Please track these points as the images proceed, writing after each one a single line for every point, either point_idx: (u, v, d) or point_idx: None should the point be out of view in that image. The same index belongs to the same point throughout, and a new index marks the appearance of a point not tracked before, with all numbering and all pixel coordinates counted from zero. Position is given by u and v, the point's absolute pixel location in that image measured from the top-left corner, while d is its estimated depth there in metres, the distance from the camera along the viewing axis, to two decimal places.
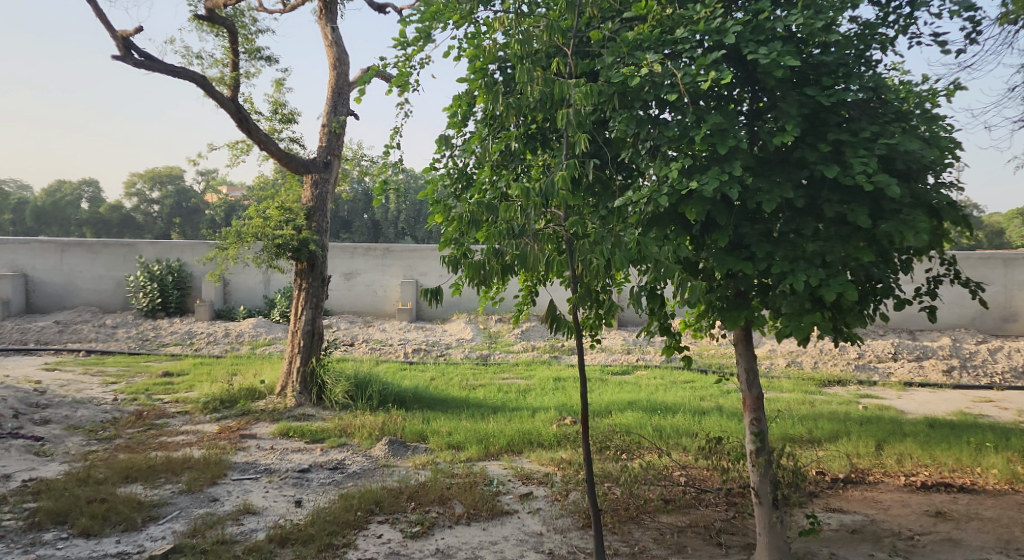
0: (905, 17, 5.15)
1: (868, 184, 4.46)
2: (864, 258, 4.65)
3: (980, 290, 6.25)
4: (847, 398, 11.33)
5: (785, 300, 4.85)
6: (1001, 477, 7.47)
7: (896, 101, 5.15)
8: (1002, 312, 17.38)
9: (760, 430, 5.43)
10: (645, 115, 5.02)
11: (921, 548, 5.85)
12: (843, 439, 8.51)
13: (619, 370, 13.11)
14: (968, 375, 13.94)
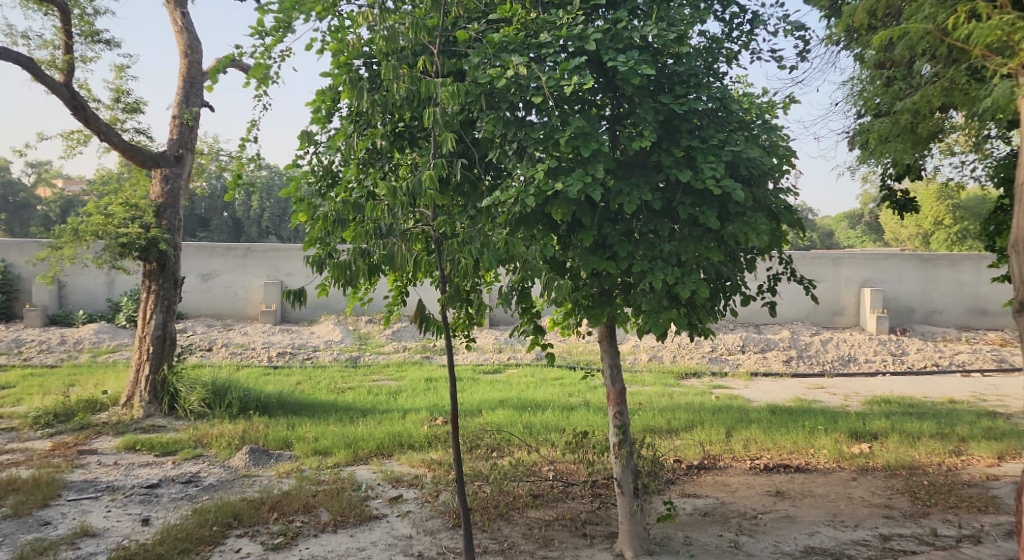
0: (746, 34, 5.54)
1: (716, 188, 4.73)
2: (714, 257, 4.95)
3: (813, 287, 6.80)
4: (701, 389, 12.05)
5: (645, 298, 5.08)
6: (831, 457, 8.19)
7: (740, 111, 5.50)
8: (831, 307, 19.10)
9: (622, 424, 5.63)
10: (512, 116, 5.06)
11: (763, 526, 6.30)
12: (697, 428, 9.02)
13: (490, 369, 13.22)
14: (805, 365, 15.25)
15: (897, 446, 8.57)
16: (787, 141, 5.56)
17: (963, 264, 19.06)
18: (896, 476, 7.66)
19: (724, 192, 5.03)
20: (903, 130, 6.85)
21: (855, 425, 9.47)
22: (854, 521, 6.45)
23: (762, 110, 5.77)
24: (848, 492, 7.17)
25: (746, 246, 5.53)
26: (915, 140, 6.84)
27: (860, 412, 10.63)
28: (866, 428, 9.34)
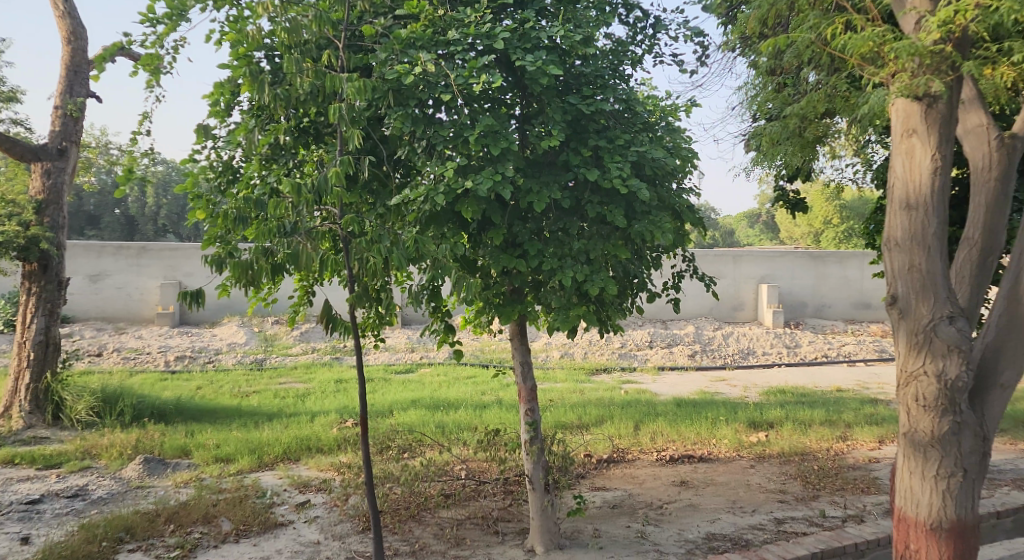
0: (649, 38, 5.68)
1: (623, 187, 4.81)
2: (622, 255, 5.05)
3: (714, 283, 7.02)
4: (611, 385, 12.29)
5: (555, 296, 5.14)
6: (732, 446, 8.51)
7: (644, 113, 5.63)
8: (732, 302, 19.84)
9: (533, 420, 5.67)
10: (421, 114, 5.01)
11: (668, 516, 6.48)
12: (606, 423, 9.20)
13: (401, 369, 13.08)
14: (707, 359, 15.75)
15: (791, 434, 9.00)
16: (688, 143, 5.74)
17: (850, 261, 20.20)
18: (789, 462, 8.03)
19: (631, 192, 5.12)
20: (792, 134, 7.25)
21: (753, 415, 9.87)
22: (752, 506, 6.72)
23: (665, 113, 5.92)
24: (747, 480, 7.47)
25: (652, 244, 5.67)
26: (803, 144, 7.33)
27: (759, 402, 11.11)
28: (764, 417, 9.76)
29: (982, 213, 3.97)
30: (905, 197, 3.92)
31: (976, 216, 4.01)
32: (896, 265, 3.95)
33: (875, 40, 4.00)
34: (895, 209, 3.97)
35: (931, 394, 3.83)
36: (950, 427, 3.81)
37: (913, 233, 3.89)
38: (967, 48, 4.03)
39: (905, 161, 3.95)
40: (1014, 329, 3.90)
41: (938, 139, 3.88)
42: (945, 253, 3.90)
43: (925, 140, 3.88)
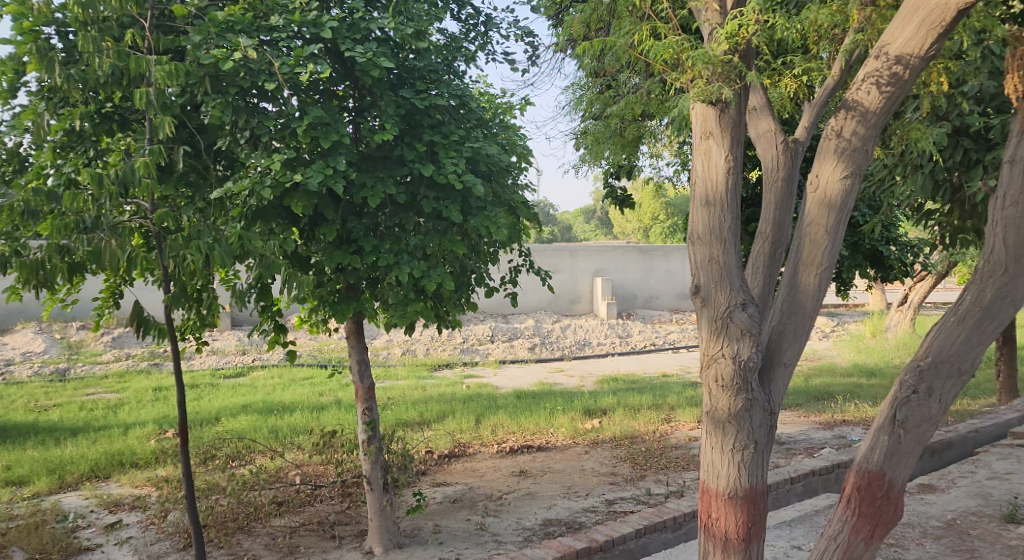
0: (482, 35, 5.75)
1: (458, 182, 4.83)
2: (459, 251, 5.06)
3: (550, 277, 7.15)
4: (453, 380, 12.36)
5: (391, 292, 5.10)
6: (568, 434, 8.82)
7: (479, 109, 5.67)
8: (569, 295, 20.54)
9: (372, 419, 5.55)
10: (244, 102, 4.75)
11: (507, 505, 6.61)
12: (448, 418, 9.24)
13: (231, 373, 12.45)
14: (546, 351, 16.21)
15: (622, 419, 9.46)
16: (524, 140, 5.85)
17: (675, 254, 21.60)
18: (620, 446, 8.45)
19: (466, 187, 5.12)
20: (613, 134, 7.75)
21: (588, 403, 10.28)
22: (586, 490, 7.00)
23: (501, 110, 5.98)
24: (581, 465, 7.78)
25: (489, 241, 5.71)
26: (624, 142, 7.79)
27: (593, 390, 11.59)
28: (597, 405, 10.18)
29: (771, 209, 4.13)
30: (704, 194, 4.04)
31: (766, 212, 4.18)
32: (698, 258, 4.00)
33: (674, 47, 4.28)
34: (696, 206, 4.07)
35: (728, 373, 3.81)
36: (745, 405, 3.79)
37: (711, 227, 4.00)
38: (753, 59, 4.40)
39: (703, 161, 4.10)
40: (794, 311, 3.90)
41: (732, 142, 4.08)
42: (740, 247, 4.01)
43: (720, 142, 4.07)
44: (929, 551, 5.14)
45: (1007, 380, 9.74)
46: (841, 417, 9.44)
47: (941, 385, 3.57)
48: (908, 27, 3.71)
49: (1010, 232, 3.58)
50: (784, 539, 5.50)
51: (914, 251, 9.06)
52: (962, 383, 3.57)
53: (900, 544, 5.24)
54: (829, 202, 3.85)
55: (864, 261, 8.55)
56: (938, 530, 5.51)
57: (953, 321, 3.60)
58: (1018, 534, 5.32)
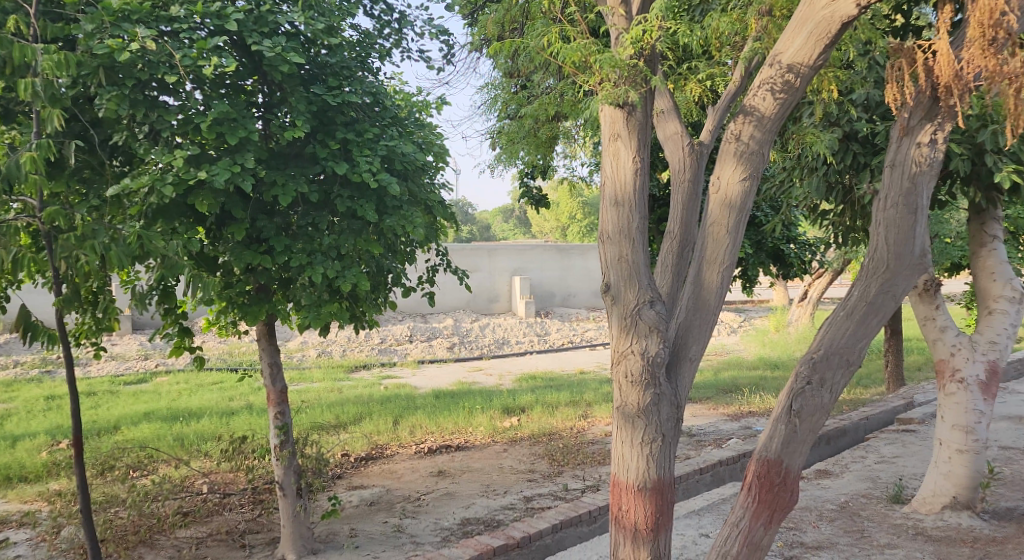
0: (396, 33, 5.67)
1: (373, 181, 4.75)
2: (375, 251, 4.96)
3: (467, 276, 7.10)
4: (370, 381, 12.18)
5: (304, 293, 4.97)
6: (487, 433, 8.83)
7: (393, 107, 5.58)
8: (488, 295, 20.57)
9: (285, 423, 5.41)
10: (143, 96, 4.55)
11: (425, 506, 6.57)
12: (365, 420, 9.11)
13: (133, 379, 11.92)
14: (465, 350, 16.19)
15: (540, 416, 9.53)
16: (440, 139, 5.80)
17: (591, 254, 21.95)
18: (538, 443, 8.53)
19: (381, 186, 5.04)
20: (527, 134, 7.81)
21: (506, 402, 10.32)
22: (503, 488, 7.03)
23: (417, 109, 5.91)
24: (500, 463, 7.81)
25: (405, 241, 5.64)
26: (538, 142, 7.86)
27: (512, 389, 11.65)
28: (516, 403, 10.23)
29: (679, 209, 4.23)
30: (613, 194, 4.11)
31: (674, 212, 4.28)
32: (608, 257, 4.06)
33: (582, 50, 4.33)
34: (605, 206, 4.14)
35: (637, 369, 3.88)
36: (653, 400, 3.87)
37: (620, 227, 4.07)
38: (658, 64, 4.50)
39: (612, 162, 4.18)
40: (698, 308, 4.02)
41: (639, 144, 4.17)
42: (649, 246, 4.09)
43: (628, 143, 4.16)
44: (824, 532, 5.40)
45: (895, 370, 10.34)
46: (748, 409, 9.79)
47: (832, 376, 3.74)
48: (798, 38, 3.90)
49: (890, 231, 3.81)
50: (692, 528, 5.68)
51: (813, 249, 9.50)
52: (851, 373, 3.75)
53: (798, 527, 5.48)
54: (730, 203, 3.98)
55: (767, 259, 8.91)
56: (832, 512, 5.80)
57: (842, 315, 3.78)
58: (904, 514, 5.64)
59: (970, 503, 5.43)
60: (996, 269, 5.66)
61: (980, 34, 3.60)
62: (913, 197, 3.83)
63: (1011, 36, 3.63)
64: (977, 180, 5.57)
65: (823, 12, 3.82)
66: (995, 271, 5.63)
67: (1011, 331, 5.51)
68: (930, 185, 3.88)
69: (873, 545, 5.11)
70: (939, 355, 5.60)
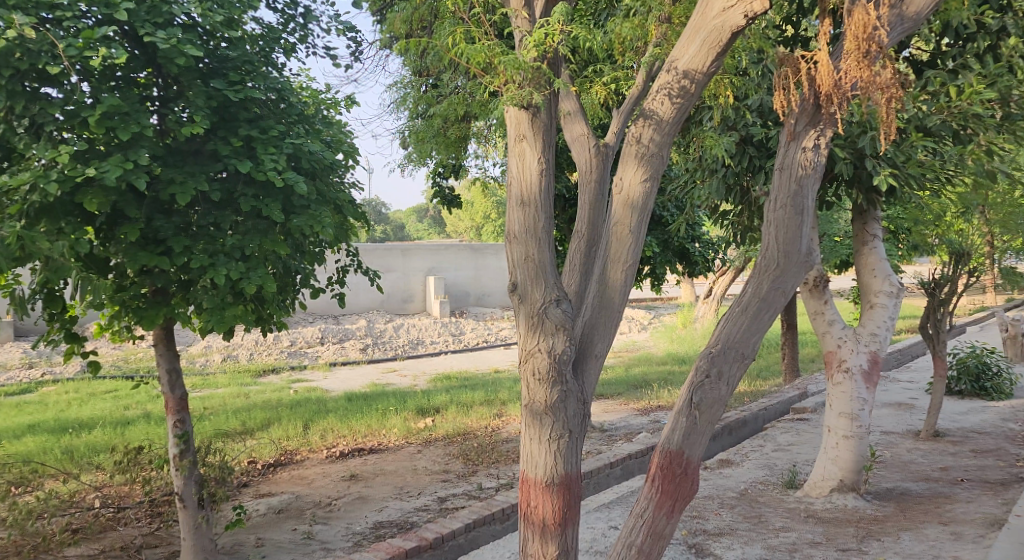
0: (301, 28, 5.57)
1: (279, 180, 4.64)
2: (281, 252, 4.84)
3: (378, 277, 7.01)
4: (279, 385, 11.88)
5: (206, 295, 4.80)
6: (400, 435, 8.75)
7: (299, 104, 5.46)
8: (402, 294, 20.39)
9: (185, 432, 5.21)
10: (24, 87, 4.31)
11: (337, 512, 6.46)
12: (273, 426, 8.90)
13: (16, 390, 11.25)
14: (379, 351, 16.01)
15: (454, 416, 9.53)
16: (349, 137, 5.73)
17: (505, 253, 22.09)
18: (453, 443, 8.53)
19: (288, 185, 4.94)
20: (436, 133, 7.80)
21: (421, 402, 10.27)
22: (418, 490, 7.00)
23: (325, 106, 5.80)
24: (413, 465, 7.77)
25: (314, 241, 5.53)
26: (447, 143, 7.87)
27: (426, 389, 11.59)
28: (430, 404, 10.19)
29: (586, 209, 4.31)
30: (519, 194, 4.16)
31: (581, 211, 4.36)
32: (514, 256, 4.10)
33: (486, 52, 4.36)
34: (512, 206, 4.18)
35: (544, 367, 3.93)
36: (560, 396, 3.93)
37: (527, 226, 4.12)
38: (559, 67, 4.59)
39: (518, 162, 4.23)
40: (603, 306, 4.11)
41: (544, 145, 4.24)
42: (554, 246, 4.16)
43: (533, 144, 4.22)
44: (725, 519, 5.62)
45: (791, 361, 10.85)
46: (656, 403, 10.07)
47: (728, 368, 3.91)
48: (693, 44, 4.06)
49: (780, 231, 4.01)
50: (602, 521, 5.82)
51: (715, 247, 9.85)
52: (745, 366, 3.93)
53: (701, 516, 5.70)
54: (632, 203, 4.10)
55: (673, 257, 9.19)
56: (732, 500, 6.05)
57: (737, 311, 3.95)
58: (797, 498, 5.94)
59: (855, 485, 5.76)
60: (876, 266, 6.04)
61: (856, 47, 3.88)
62: (799, 198, 4.04)
63: (883, 50, 3.92)
64: (859, 183, 5.94)
65: (714, 23, 3.98)
66: (875, 268, 6.01)
67: (890, 323, 5.88)
68: (815, 187, 4.10)
69: (769, 529, 5.36)
70: (828, 347, 5.92)
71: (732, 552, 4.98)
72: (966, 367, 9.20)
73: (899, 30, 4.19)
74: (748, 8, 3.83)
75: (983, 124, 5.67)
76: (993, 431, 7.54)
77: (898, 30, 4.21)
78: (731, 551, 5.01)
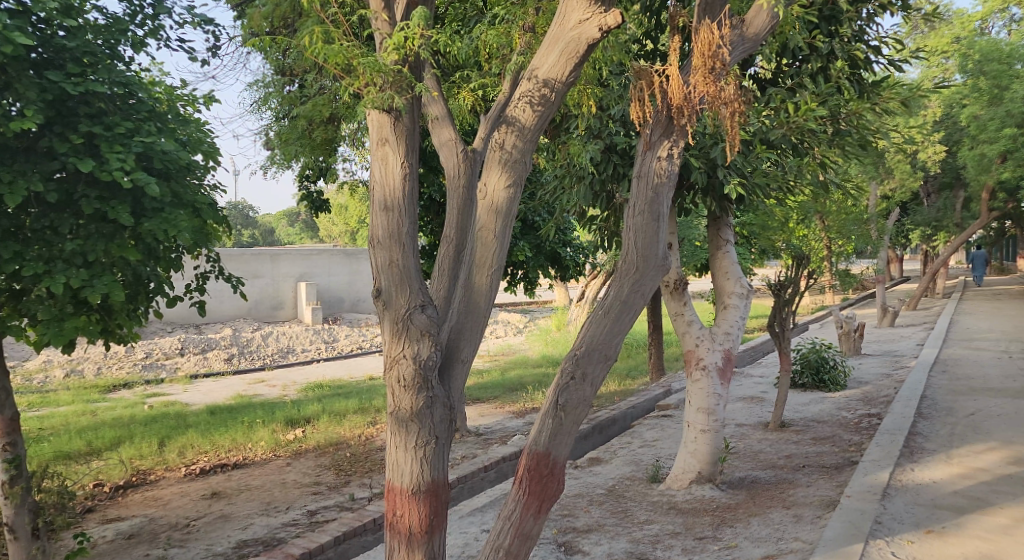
0: (151, 19, 5.27)
1: (126, 181, 4.35)
2: (130, 257, 4.55)
3: (242, 284, 6.67)
4: (132, 401, 11.15)
5: (41, 306, 4.46)
6: (267, 448, 8.42)
7: (151, 100, 5.14)
8: (271, 301, 19.68)
9: (15, 456, 4.79)
10: None
11: (195, 533, 6.11)
12: (124, 444, 8.34)
13: None
14: (245, 361, 15.38)
15: (326, 426, 9.28)
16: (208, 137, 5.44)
17: None
18: (324, 454, 8.31)
19: (136, 186, 4.64)
20: (301, 135, 7.59)
21: (291, 413, 9.94)
22: (285, 504, 6.75)
23: (182, 103, 5.50)
24: (282, 478, 7.49)
25: (169, 246, 5.19)
26: (312, 145, 7.66)
27: (296, 399, 11.23)
28: (301, 414, 9.88)
29: (454, 214, 4.26)
30: (382, 199, 4.10)
31: (450, 216, 4.27)
32: (378, 261, 4.04)
33: (345, 53, 4.27)
34: (375, 210, 4.11)
35: (409, 374, 3.88)
36: (425, 403, 3.89)
37: (390, 231, 4.05)
38: (421, 71, 4.57)
39: (381, 167, 4.17)
40: (469, 311, 4.11)
41: (407, 149, 4.21)
42: (418, 251, 4.11)
43: (396, 148, 4.18)
44: (593, 516, 5.77)
45: (657, 360, 11.29)
46: (530, 406, 10.21)
47: (592, 370, 4.00)
48: (552, 54, 4.16)
49: (638, 236, 4.16)
50: (475, 525, 5.83)
51: (585, 252, 10.12)
52: (609, 366, 4.04)
53: (571, 514, 5.82)
54: (497, 208, 4.14)
55: (545, 262, 9.38)
56: (600, 496, 6.22)
57: (600, 313, 4.06)
58: (660, 491, 6.18)
59: (712, 476, 6.06)
60: (729, 269, 6.38)
61: (702, 64, 4.28)
62: (655, 204, 4.21)
63: (726, 67, 4.35)
64: (713, 192, 6.26)
65: (570, 34, 4.11)
66: (728, 271, 6.35)
67: (741, 322, 6.23)
68: (670, 194, 4.30)
69: (633, 523, 5.54)
70: (687, 346, 6.19)
71: (599, 548, 5.11)
72: (808, 361, 9.89)
73: (741, 49, 4.61)
74: (602, 22, 4.01)
75: (818, 138, 6.11)
76: (830, 420, 8.14)
77: (740, 50, 4.63)
78: (599, 546, 5.14)
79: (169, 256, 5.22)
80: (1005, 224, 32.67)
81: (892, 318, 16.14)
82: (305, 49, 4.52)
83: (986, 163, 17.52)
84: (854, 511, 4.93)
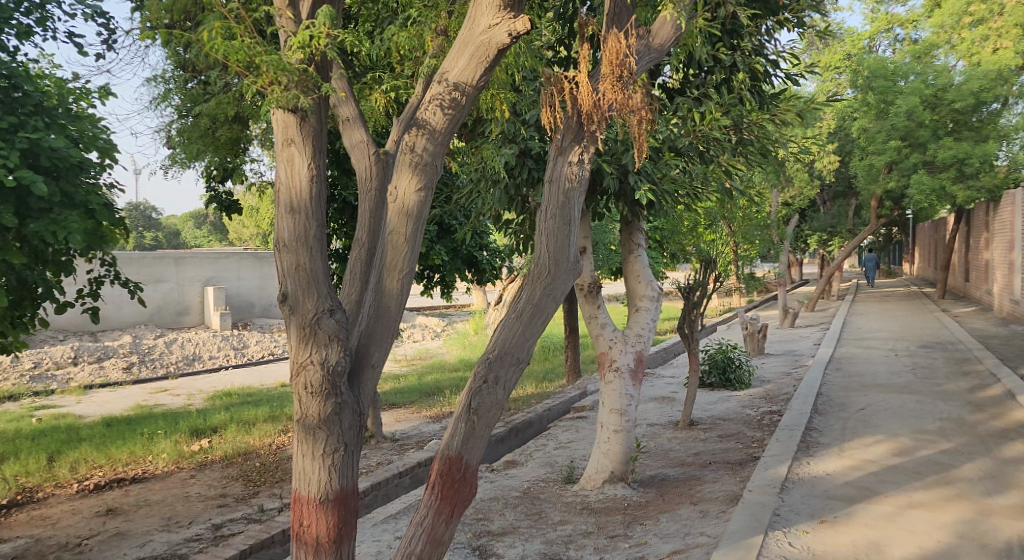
0: (37, 9, 5.01)
1: (9, 179, 4.12)
2: (13, 259, 4.33)
3: (140, 290, 6.35)
4: (19, 414, 10.51)
5: None
6: (169, 460, 8.08)
7: (39, 93, 4.87)
8: (175, 307, 18.96)
9: None
10: None
11: (88, 553, 5.80)
12: (9, 461, 7.85)
13: None
14: (146, 370, 14.75)
15: (234, 436, 8.97)
16: (103, 134, 5.20)
17: None
18: (231, 465, 8.04)
19: (21, 184, 4.42)
20: (204, 133, 7.32)
21: (196, 423, 9.58)
22: (188, 519, 6.50)
23: (74, 96, 5.23)
24: (185, 492, 7.20)
25: (59, 248, 4.91)
26: (215, 144, 7.39)
27: (202, 408, 10.83)
28: (207, 424, 9.54)
29: (365, 217, 4.18)
30: (288, 201, 3.99)
31: (360, 220, 4.19)
32: (284, 265, 3.93)
33: (247, 50, 4.17)
34: (281, 213, 4.00)
35: (316, 380, 3.79)
36: (334, 410, 3.81)
37: (297, 234, 3.96)
38: (328, 72, 4.50)
39: (286, 168, 4.06)
40: (379, 315, 4.05)
41: (313, 150, 4.13)
42: (327, 254, 4.03)
43: (302, 149, 4.10)
44: (507, 519, 5.78)
45: (574, 363, 11.43)
46: (446, 410, 10.15)
47: (505, 373, 4.01)
48: (462, 58, 4.16)
49: (550, 240, 4.20)
50: (388, 532, 5.74)
51: (502, 255, 10.15)
52: (521, 370, 4.05)
53: (485, 517, 5.82)
54: (407, 211, 4.09)
55: (462, 265, 9.38)
56: (515, 499, 6.24)
57: (513, 317, 4.07)
58: (574, 492, 6.24)
59: (624, 475, 6.17)
60: (640, 273, 6.51)
61: (610, 72, 4.43)
62: (566, 209, 4.26)
63: (633, 76, 4.52)
64: (624, 197, 6.34)
65: (480, 38, 4.12)
66: (639, 274, 6.48)
67: (652, 325, 6.38)
68: (580, 198, 4.36)
69: (548, 524, 5.58)
70: (600, 348, 6.29)
71: (513, 550, 5.12)
72: (715, 362, 10.21)
73: (648, 59, 4.73)
74: (512, 27, 4.03)
75: (722, 147, 6.34)
76: (735, 417, 8.43)
77: (647, 59, 4.75)
78: (513, 549, 5.15)
79: (59, 258, 4.90)
80: (893, 230, 34.58)
81: (792, 320, 16.85)
82: (205, 45, 4.36)
83: (875, 173, 18.53)
84: (755, 504, 5.13)
